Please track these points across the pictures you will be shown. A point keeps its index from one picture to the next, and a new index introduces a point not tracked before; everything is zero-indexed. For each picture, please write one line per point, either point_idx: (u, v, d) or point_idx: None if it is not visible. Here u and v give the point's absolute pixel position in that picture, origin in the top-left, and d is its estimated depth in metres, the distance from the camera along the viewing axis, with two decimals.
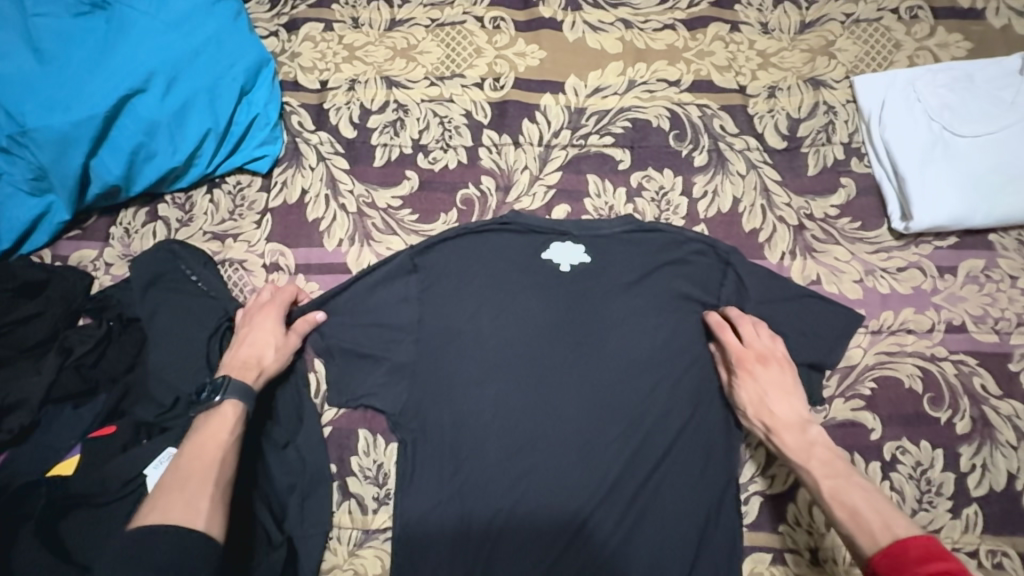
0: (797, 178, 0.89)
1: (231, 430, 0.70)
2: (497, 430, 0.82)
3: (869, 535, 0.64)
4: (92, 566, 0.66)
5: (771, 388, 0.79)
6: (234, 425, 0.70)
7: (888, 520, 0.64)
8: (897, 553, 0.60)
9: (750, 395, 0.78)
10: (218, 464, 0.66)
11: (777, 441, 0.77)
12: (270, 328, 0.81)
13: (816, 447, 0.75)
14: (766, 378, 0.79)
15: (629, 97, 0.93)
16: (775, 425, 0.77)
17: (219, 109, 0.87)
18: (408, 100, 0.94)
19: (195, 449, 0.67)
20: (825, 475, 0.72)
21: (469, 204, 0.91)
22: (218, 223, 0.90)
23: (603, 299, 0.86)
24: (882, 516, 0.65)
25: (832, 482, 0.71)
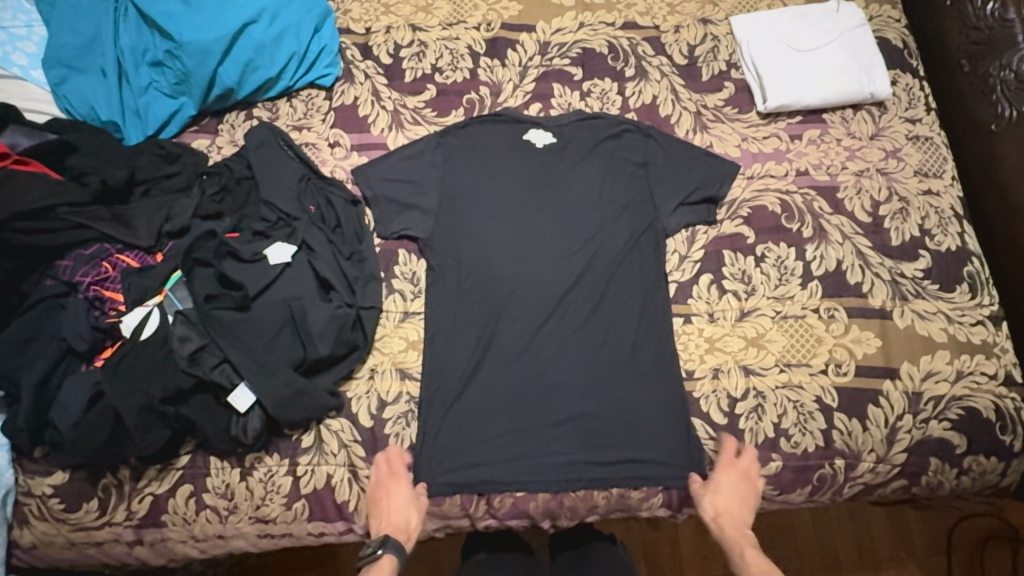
0: (695, 82, 1.31)
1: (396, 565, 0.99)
2: (498, 247, 1.20)
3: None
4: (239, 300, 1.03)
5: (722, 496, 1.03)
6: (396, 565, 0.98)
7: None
8: None
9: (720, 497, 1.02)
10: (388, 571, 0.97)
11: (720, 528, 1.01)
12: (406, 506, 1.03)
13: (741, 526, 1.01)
14: (727, 486, 1.03)
15: (581, 33, 1.35)
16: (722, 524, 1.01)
17: (302, 39, 1.28)
18: (428, 39, 1.36)
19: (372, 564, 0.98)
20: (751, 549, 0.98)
21: (472, 103, 1.31)
22: (296, 119, 1.29)
23: (568, 163, 1.26)
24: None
25: (754, 552, 0.98)
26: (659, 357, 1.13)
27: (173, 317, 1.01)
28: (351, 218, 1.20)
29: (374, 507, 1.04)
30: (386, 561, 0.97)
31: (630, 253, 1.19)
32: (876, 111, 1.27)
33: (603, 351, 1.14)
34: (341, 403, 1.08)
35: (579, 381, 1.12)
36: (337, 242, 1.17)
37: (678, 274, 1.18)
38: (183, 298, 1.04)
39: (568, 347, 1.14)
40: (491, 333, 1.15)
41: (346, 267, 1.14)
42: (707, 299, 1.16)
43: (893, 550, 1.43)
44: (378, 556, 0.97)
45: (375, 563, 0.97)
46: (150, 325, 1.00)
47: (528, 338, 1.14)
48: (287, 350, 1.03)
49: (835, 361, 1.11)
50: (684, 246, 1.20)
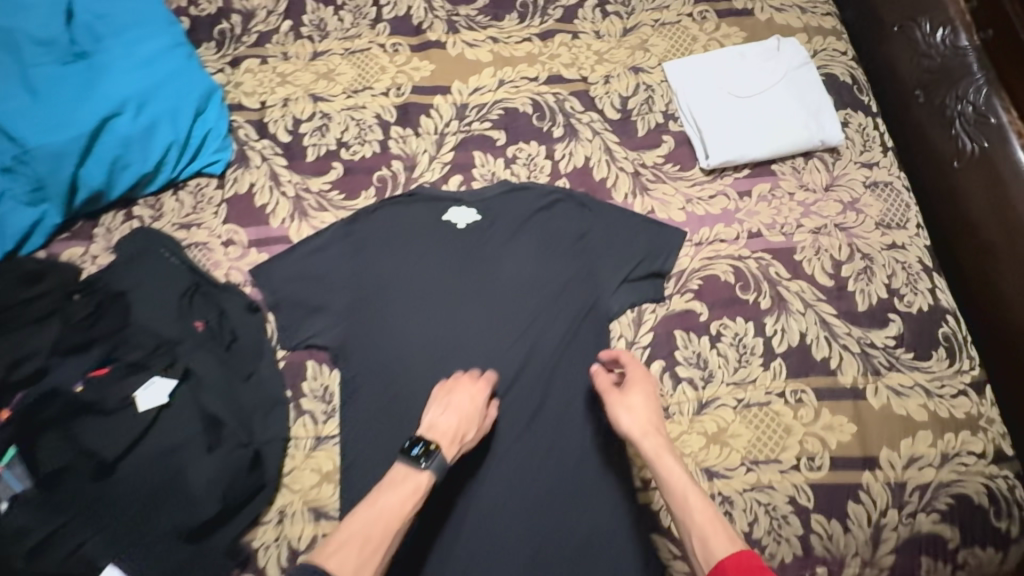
0: (631, 139, 1.18)
1: (411, 503, 0.84)
2: (421, 347, 1.04)
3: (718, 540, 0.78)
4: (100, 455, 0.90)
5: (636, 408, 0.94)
6: (417, 498, 0.85)
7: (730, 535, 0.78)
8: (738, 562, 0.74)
9: (626, 407, 0.94)
10: (410, 500, 0.84)
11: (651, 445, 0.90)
12: (468, 408, 0.94)
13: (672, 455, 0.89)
14: (632, 400, 0.95)
15: (501, 92, 1.22)
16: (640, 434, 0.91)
17: (181, 126, 1.12)
18: (331, 110, 1.21)
19: (390, 488, 0.85)
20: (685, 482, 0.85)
21: (384, 181, 1.16)
22: (184, 216, 1.13)
23: (495, 241, 1.11)
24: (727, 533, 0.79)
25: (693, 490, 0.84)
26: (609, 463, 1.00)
27: (7, 505, 0.86)
28: (249, 330, 1.05)
29: (444, 395, 0.96)
30: (424, 479, 0.86)
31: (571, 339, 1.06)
32: (829, 158, 1.15)
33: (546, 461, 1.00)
34: (242, 560, 0.90)
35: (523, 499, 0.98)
36: (232, 361, 1.01)
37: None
38: (21, 476, 0.88)
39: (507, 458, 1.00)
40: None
41: (242, 394, 0.99)
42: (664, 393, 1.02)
43: None
44: (419, 469, 0.87)
45: (413, 475, 0.86)
46: None
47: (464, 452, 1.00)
48: (166, 512, 0.89)
49: (807, 453, 0.98)
50: (631, 331, 1.06)
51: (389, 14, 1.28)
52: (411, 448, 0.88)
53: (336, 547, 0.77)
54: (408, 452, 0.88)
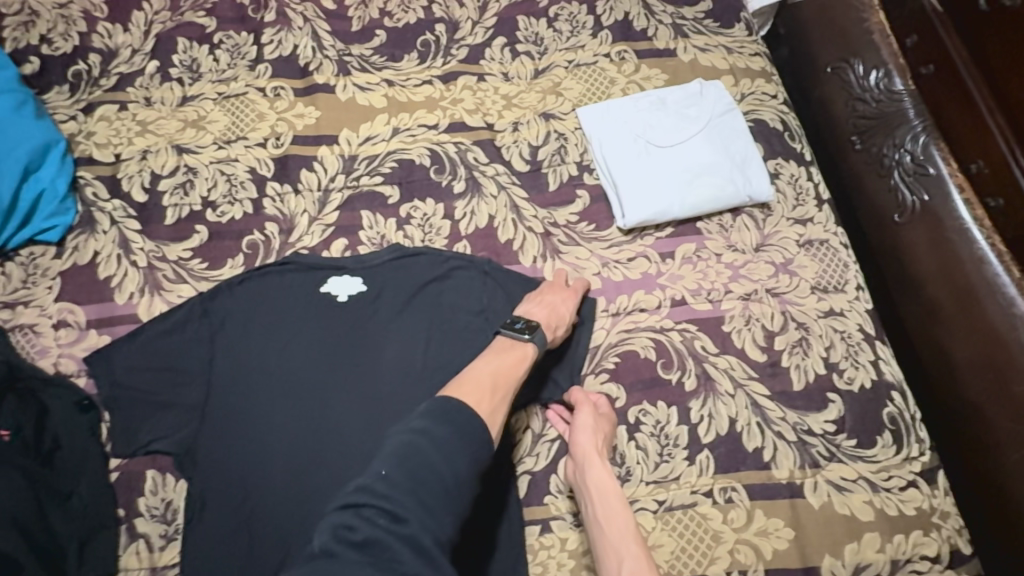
0: (541, 194, 1.05)
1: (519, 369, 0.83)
2: (281, 456, 0.85)
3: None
4: None
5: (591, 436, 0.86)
6: (526, 363, 0.84)
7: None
8: None
9: (596, 431, 0.86)
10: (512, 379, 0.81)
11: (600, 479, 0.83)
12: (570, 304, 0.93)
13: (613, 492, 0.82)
14: (586, 426, 0.86)
15: (395, 141, 1.08)
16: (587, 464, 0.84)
17: (3, 190, 0.96)
18: (198, 163, 1.05)
19: (498, 365, 0.81)
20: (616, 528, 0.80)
21: (255, 247, 1.00)
22: (11, 292, 0.96)
23: (382, 317, 0.95)
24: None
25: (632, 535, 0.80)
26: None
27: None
28: (75, 434, 0.88)
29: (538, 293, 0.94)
30: (528, 349, 0.85)
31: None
32: (759, 214, 1.04)
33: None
34: None
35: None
36: (47, 477, 0.84)
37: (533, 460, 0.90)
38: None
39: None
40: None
41: (55, 520, 0.82)
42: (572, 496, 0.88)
43: None
44: (523, 339, 0.86)
45: (518, 345, 0.85)
46: None
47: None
48: None
49: (738, 566, 0.84)
50: (538, 421, 0.92)
51: (272, 54, 1.14)
52: (513, 323, 0.88)
53: (468, 387, 0.76)
54: (511, 326, 0.87)
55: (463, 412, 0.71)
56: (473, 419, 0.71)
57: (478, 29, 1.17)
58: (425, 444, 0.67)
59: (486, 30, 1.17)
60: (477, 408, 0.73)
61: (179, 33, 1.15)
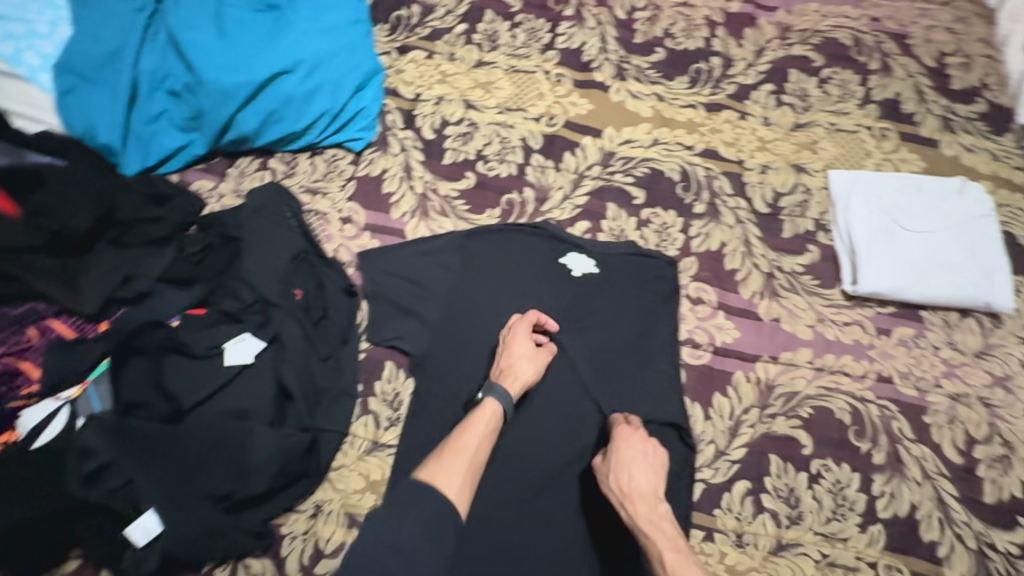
0: (773, 237, 1.11)
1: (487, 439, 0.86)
2: None
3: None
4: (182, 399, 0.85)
5: (633, 464, 0.88)
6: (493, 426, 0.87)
7: None
8: None
9: (620, 460, 0.88)
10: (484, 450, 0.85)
11: (630, 509, 0.85)
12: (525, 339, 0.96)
13: (663, 520, 0.83)
14: (633, 450, 0.89)
15: (652, 151, 1.17)
16: (632, 493, 0.85)
17: (339, 98, 1.13)
18: (480, 120, 1.20)
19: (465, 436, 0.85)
20: (670, 548, 0.79)
21: (511, 206, 1.13)
22: (313, 181, 1.14)
23: (601, 301, 1.05)
24: None
25: (674, 555, 0.79)
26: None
27: (84, 422, 0.83)
28: (340, 311, 1.03)
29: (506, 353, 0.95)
30: (489, 409, 0.89)
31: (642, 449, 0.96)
32: (988, 322, 1.04)
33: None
34: (268, 543, 0.86)
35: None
36: (317, 340, 0.98)
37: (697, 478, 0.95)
38: (103, 395, 0.85)
39: (526, 562, 0.89)
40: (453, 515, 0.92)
41: (317, 372, 0.96)
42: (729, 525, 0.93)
43: None
44: (482, 403, 0.89)
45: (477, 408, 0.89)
46: (52, 428, 0.82)
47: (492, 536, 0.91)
48: (219, 475, 0.83)
49: None
50: (723, 439, 0.98)
51: (562, 44, 1.26)
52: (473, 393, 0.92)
53: (441, 465, 0.80)
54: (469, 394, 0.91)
55: (431, 497, 0.76)
56: (437, 497, 0.76)
57: (751, 71, 1.24)
58: (383, 526, 0.73)
59: (758, 74, 1.24)
60: (445, 487, 0.78)
61: (488, 5, 1.31)
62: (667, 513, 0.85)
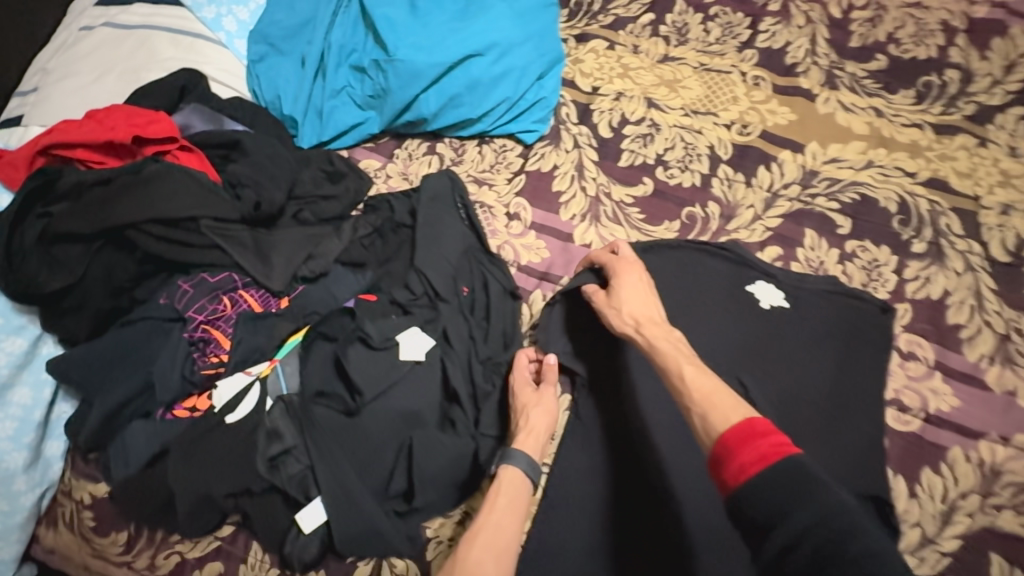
0: (1014, 293, 0.93)
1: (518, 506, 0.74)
2: (667, 423, 0.84)
3: (722, 413, 0.61)
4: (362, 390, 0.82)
5: (636, 291, 0.82)
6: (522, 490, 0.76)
7: (741, 408, 0.62)
8: (747, 429, 0.58)
9: (620, 293, 0.81)
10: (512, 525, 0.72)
11: (645, 333, 0.76)
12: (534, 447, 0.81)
13: (679, 341, 0.74)
14: (633, 277, 0.84)
15: (864, 174, 1.02)
16: (643, 320, 0.78)
17: (521, 86, 1.06)
18: (662, 121, 1.09)
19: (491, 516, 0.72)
20: (688, 361, 0.69)
21: (692, 220, 1.03)
22: (480, 171, 1.09)
23: (797, 343, 0.92)
24: (738, 405, 0.62)
25: (692, 368, 0.68)
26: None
27: (273, 403, 0.81)
28: (506, 311, 0.95)
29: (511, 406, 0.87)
30: (509, 471, 0.77)
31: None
32: None
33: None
34: (416, 548, 0.80)
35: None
36: (477, 340, 0.91)
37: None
38: (290, 376, 0.84)
39: None
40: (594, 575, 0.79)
41: (478, 375, 0.89)
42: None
43: None
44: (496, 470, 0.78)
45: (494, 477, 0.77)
46: (245, 404, 0.81)
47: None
48: (397, 476, 0.80)
49: None
50: (932, 524, 0.83)
51: (763, 43, 1.13)
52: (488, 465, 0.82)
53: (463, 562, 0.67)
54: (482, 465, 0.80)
55: None
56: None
57: (997, 90, 1.04)
58: None
59: (1006, 94, 1.04)
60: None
61: None
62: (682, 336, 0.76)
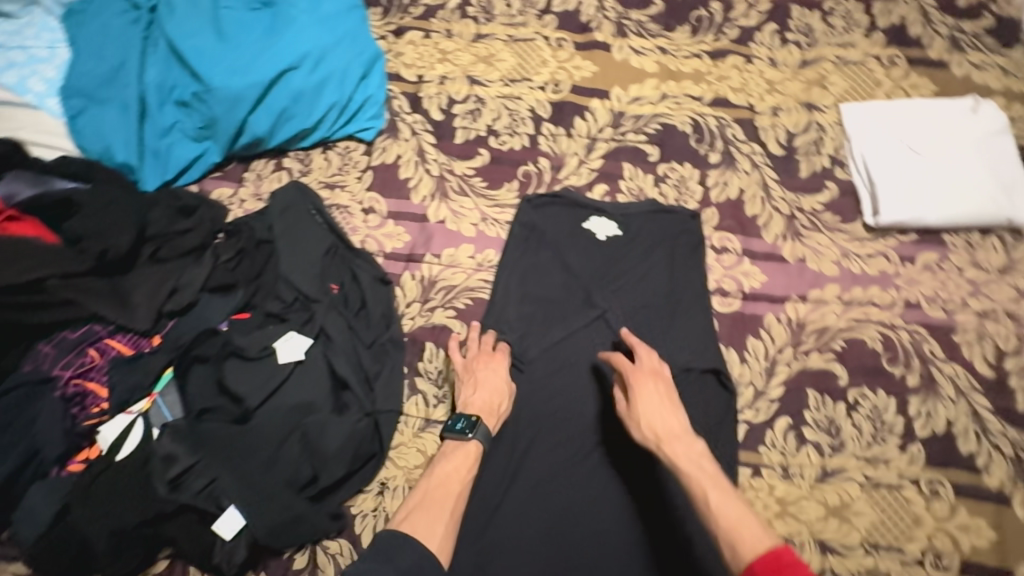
0: (791, 178, 1.12)
1: (467, 471, 0.87)
2: (538, 359, 1.03)
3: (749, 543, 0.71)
4: (246, 399, 0.89)
5: (652, 402, 0.87)
6: (473, 464, 0.88)
7: (741, 523, 0.73)
8: (774, 560, 0.68)
9: (644, 413, 0.86)
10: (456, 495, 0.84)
11: (667, 451, 0.83)
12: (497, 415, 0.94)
13: (704, 460, 0.81)
14: (650, 393, 0.88)
15: (661, 106, 1.17)
16: (662, 435, 0.84)
17: (345, 88, 1.13)
18: (486, 95, 1.20)
19: (442, 476, 0.86)
20: (713, 487, 0.77)
21: (529, 177, 1.14)
22: (330, 175, 1.15)
23: (630, 261, 1.07)
24: (737, 518, 0.74)
25: (716, 492, 0.77)
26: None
27: (158, 431, 0.87)
28: (381, 295, 1.06)
29: (471, 375, 0.96)
30: (472, 446, 0.89)
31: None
32: (1010, 238, 1.06)
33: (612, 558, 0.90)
34: (343, 524, 0.91)
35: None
36: (357, 328, 1.02)
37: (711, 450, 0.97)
38: (172, 405, 0.90)
39: (588, 519, 0.93)
40: (507, 490, 0.94)
41: (365, 360, 1.00)
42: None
43: None
44: (466, 439, 0.89)
45: (461, 446, 0.89)
46: (130, 440, 0.86)
47: (540, 514, 0.93)
48: (301, 466, 0.88)
49: (935, 550, 0.91)
50: (760, 379, 1.02)
51: (559, 8, 1.25)
52: (454, 424, 0.90)
53: (416, 514, 0.81)
54: (452, 428, 0.90)
55: (410, 545, 0.77)
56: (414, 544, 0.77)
57: (752, 12, 1.23)
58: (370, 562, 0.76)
59: (760, 15, 1.22)
60: (426, 537, 0.79)
61: None
62: (704, 450, 0.82)
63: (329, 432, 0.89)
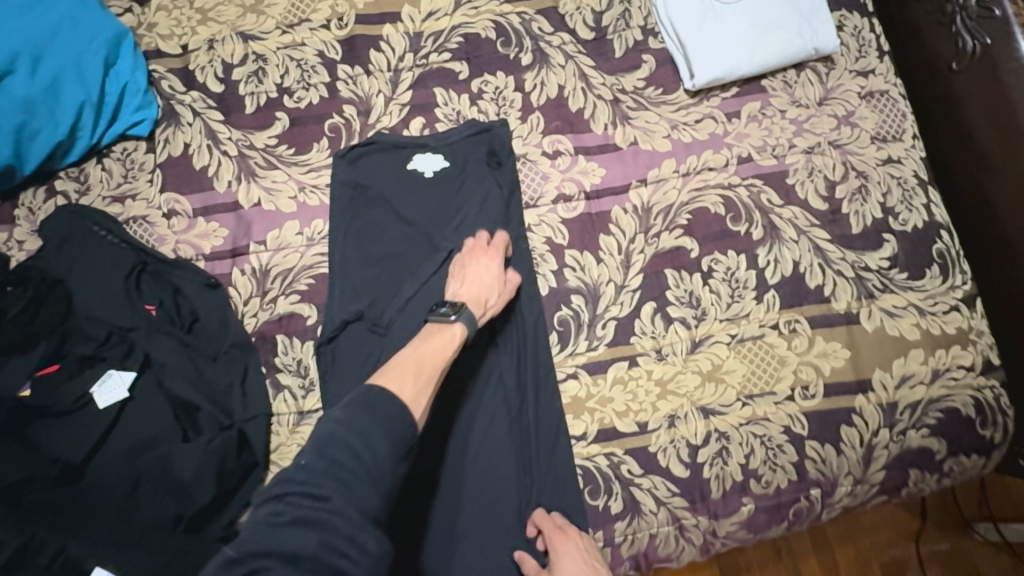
0: (607, 61, 1.07)
1: (450, 351, 0.83)
2: (398, 320, 0.97)
3: None
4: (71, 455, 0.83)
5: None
6: (454, 343, 0.83)
7: None
8: None
9: None
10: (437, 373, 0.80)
11: None
12: (488, 275, 0.92)
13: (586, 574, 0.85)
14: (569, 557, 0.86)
15: (458, 15, 1.08)
16: None
17: (89, 82, 0.98)
18: (265, 50, 1.06)
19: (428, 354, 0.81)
20: None
21: (337, 130, 1.04)
22: (115, 187, 1.01)
23: (463, 193, 1.02)
24: None
25: None
26: (567, 488, 0.94)
27: None
28: (210, 301, 0.96)
29: (460, 269, 0.93)
30: (457, 327, 0.85)
31: (536, 334, 0.99)
32: (822, 67, 1.07)
33: (506, 492, 0.93)
34: None
35: (491, 528, 0.92)
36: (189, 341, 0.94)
37: (577, 356, 0.99)
38: None
39: (481, 462, 0.94)
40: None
41: (209, 374, 0.92)
42: (613, 494, 0.95)
43: (903, 546, 1.31)
44: (450, 322, 0.85)
45: (446, 327, 0.85)
46: None
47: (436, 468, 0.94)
48: (159, 504, 0.83)
49: (801, 383, 0.97)
50: (619, 274, 1.01)
51: None
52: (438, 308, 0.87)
53: (391, 372, 0.76)
54: (436, 311, 0.86)
55: (385, 399, 0.71)
56: (395, 402, 0.72)
57: None
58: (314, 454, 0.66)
59: None
60: (399, 392, 0.74)
61: None
62: None
63: (176, 459, 0.84)
